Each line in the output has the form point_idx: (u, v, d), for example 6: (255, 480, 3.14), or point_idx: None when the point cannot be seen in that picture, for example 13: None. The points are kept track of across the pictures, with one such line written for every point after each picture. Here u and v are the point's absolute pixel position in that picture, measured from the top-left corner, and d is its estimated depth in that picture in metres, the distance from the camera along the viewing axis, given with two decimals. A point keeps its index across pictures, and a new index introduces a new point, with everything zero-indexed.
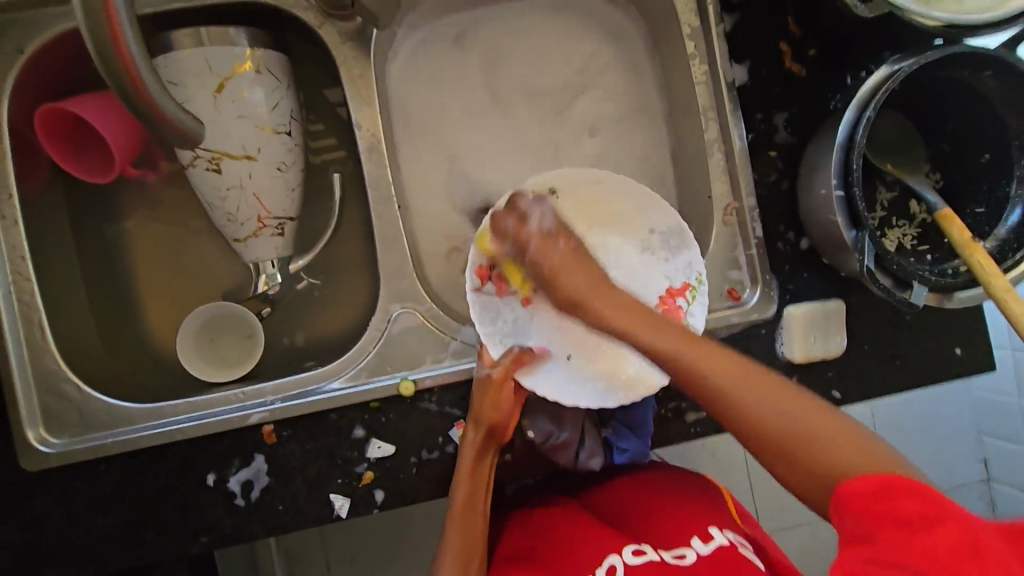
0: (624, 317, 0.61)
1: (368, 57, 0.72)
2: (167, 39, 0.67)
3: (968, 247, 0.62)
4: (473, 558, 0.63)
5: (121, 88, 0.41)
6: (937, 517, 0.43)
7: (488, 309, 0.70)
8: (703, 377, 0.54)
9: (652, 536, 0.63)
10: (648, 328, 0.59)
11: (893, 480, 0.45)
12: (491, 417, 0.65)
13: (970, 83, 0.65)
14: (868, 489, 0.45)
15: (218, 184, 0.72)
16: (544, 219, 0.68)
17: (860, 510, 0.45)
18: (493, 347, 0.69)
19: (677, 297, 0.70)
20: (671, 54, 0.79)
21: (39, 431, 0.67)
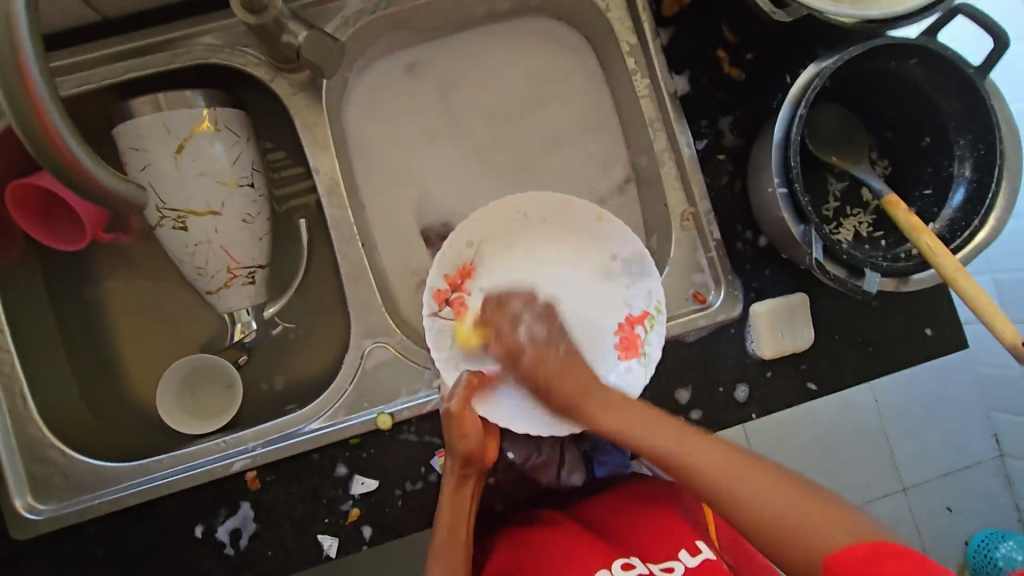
0: (619, 419, 0.61)
1: (320, 104, 0.75)
2: (126, 108, 0.70)
3: (915, 229, 0.64)
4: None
5: (41, 147, 0.43)
6: (907, 566, 0.45)
7: (444, 333, 0.72)
8: (645, 444, 0.59)
9: (638, 548, 0.63)
10: (613, 411, 0.62)
11: (882, 548, 0.48)
12: (464, 449, 0.65)
13: (898, 72, 0.67)
14: (858, 556, 0.48)
15: (186, 241, 0.75)
16: (534, 327, 0.68)
17: (854, 575, 0.48)
18: (447, 374, 0.71)
19: (636, 325, 0.72)
20: (615, 71, 0.81)
21: (27, 498, 0.68)
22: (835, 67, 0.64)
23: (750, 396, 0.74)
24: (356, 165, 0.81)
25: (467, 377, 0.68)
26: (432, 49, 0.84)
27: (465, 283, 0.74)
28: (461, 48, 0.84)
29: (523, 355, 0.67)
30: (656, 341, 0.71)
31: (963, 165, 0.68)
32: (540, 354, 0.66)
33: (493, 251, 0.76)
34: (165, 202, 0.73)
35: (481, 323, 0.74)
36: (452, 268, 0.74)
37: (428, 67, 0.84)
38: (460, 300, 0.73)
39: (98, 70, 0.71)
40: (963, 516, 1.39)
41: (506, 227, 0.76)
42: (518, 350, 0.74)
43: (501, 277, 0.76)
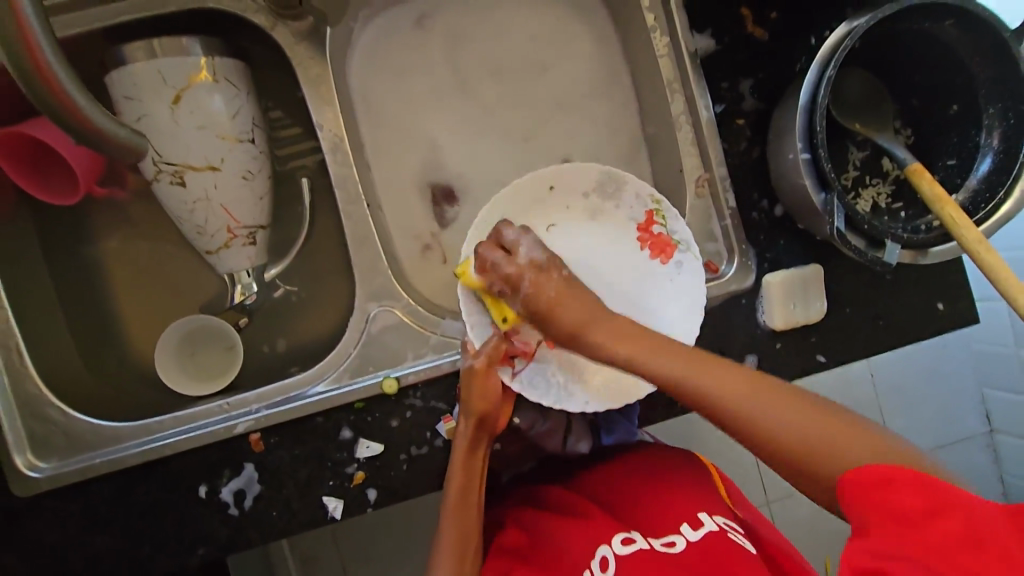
0: (626, 345, 0.57)
1: (324, 55, 0.71)
2: (120, 53, 0.67)
3: (939, 200, 0.62)
4: (470, 544, 0.63)
5: (30, 81, 0.41)
6: (939, 507, 0.43)
7: (535, 382, 0.67)
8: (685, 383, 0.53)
9: (642, 521, 0.63)
10: (656, 354, 0.55)
11: (898, 473, 0.45)
12: (480, 407, 0.64)
13: (930, 33, 0.64)
14: (874, 480, 0.45)
15: (184, 197, 0.72)
16: (533, 250, 0.62)
17: (863, 501, 0.45)
18: (574, 405, 0.67)
19: (652, 226, 0.71)
20: (632, 27, 0.78)
21: (27, 456, 0.67)
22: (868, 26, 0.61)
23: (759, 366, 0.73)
24: (362, 121, 0.78)
25: (496, 340, 0.65)
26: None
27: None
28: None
29: (546, 305, 0.60)
30: (681, 225, 0.70)
31: (991, 135, 0.66)
32: (539, 280, 0.61)
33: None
34: (163, 155, 0.70)
35: (550, 343, 0.70)
36: (486, 321, 0.68)
37: (437, 19, 0.80)
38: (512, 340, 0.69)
39: (87, 13, 0.67)
40: None
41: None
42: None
43: None
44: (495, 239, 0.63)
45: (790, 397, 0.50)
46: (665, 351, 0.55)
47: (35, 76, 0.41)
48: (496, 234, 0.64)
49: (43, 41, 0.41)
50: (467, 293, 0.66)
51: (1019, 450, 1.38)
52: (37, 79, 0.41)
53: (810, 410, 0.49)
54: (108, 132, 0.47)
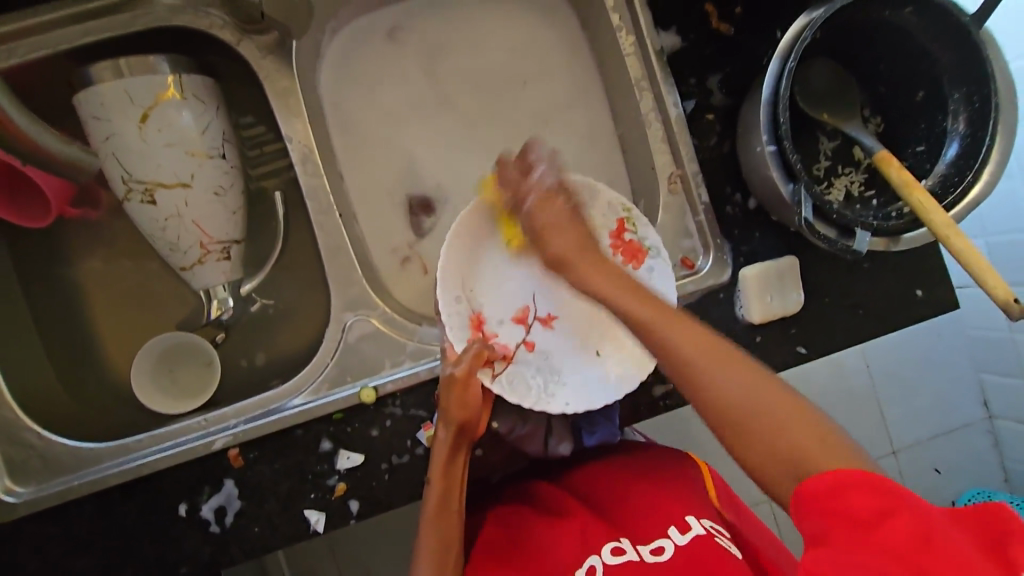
0: (642, 310, 0.58)
1: (290, 67, 0.71)
2: (85, 73, 0.67)
3: (907, 186, 0.62)
4: (451, 551, 0.62)
5: None
6: (890, 510, 0.42)
7: (514, 382, 0.66)
8: (673, 351, 0.54)
9: (631, 529, 0.61)
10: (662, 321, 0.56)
11: (846, 475, 0.43)
12: (460, 416, 0.63)
13: (891, 22, 0.65)
14: (824, 486, 0.44)
15: (155, 215, 0.72)
16: (547, 175, 0.67)
17: (817, 508, 0.44)
18: (553, 406, 0.65)
19: (623, 234, 0.70)
20: (598, 27, 0.78)
21: (5, 482, 0.67)
22: (826, 17, 0.61)
23: None
24: (333, 131, 0.78)
25: (474, 347, 0.65)
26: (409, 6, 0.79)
27: (484, 331, 0.69)
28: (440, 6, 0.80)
29: (557, 259, 0.65)
30: (650, 232, 0.70)
31: (957, 119, 0.66)
32: (543, 204, 0.66)
33: (477, 290, 0.71)
34: (132, 174, 0.70)
35: (526, 348, 0.71)
36: (465, 323, 0.68)
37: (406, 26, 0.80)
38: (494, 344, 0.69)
39: (50, 36, 0.67)
40: (951, 476, 1.40)
41: (473, 250, 0.71)
42: (564, 332, 0.72)
43: (501, 303, 0.72)
44: (521, 155, 0.69)
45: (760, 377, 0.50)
46: (670, 322, 0.56)
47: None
48: (522, 150, 0.69)
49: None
50: (445, 297, 0.66)
51: (1018, 435, 1.38)
52: None
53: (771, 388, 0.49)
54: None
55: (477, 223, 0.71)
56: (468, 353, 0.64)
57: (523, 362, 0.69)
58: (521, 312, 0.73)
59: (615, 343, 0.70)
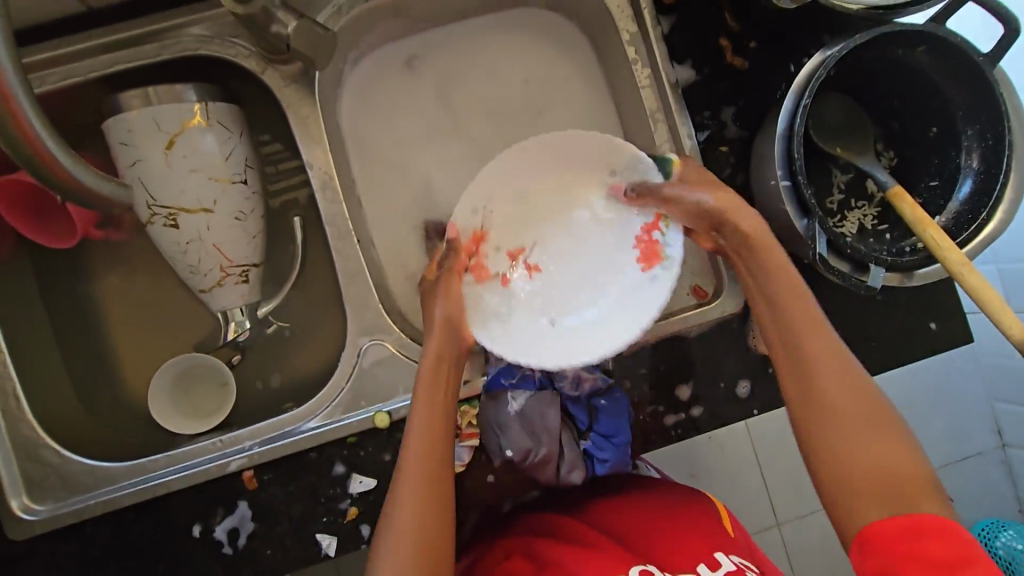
0: (809, 338, 0.56)
1: (313, 97, 0.73)
2: (116, 101, 0.69)
3: (921, 223, 0.62)
4: (420, 493, 0.56)
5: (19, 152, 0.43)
6: (967, 559, 0.45)
7: (470, 299, 0.71)
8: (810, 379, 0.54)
9: (657, 558, 0.60)
10: (807, 334, 0.56)
11: (926, 520, 0.47)
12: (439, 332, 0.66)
13: (904, 60, 0.66)
14: (901, 527, 0.47)
15: (178, 239, 0.73)
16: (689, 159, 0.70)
17: (886, 547, 0.47)
18: (480, 334, 0.68)
19: (652, 230, 0.71)
20: (614, 59, 0.79)
21: (23, 499, 0.68)
22: (843, 53, 0.62)
23: (753, 391, 0.73)
24: (352, 157, 0.79)
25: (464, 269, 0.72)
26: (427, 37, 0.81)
27: (477, 246, 0.72)
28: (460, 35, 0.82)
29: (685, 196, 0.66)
30: (676, 243, 0.69)
31: (971, 156, 0.66)
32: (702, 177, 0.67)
33: (501, 212, 0.73)
34: (157, 199, 0.71)
35: (500, 282, 0.73)
36: (462, 232, 0.72)
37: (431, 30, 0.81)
38: (479, 262, 0.72)
39: (81, 64, 0.69)
40: (962, 504, 1.36)
41: (511, 177, 0.73)
42: (552, 295, 0.73)
43: (513, 228, 0.74)
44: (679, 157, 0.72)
45: (874, 413, 0.52)
46: (818, 343, 0.55)
47: (31, 154, 0.43)
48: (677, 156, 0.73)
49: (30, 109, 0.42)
50: (461, 204, 0.71)
51: None
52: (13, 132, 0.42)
53: (882, 429, 0.51)
54: (90, 186, 0.48)
55: (515, 162, 0.72)
56: (452, 257, 0.70)
57: (489, 301, 0.72)
58: (516, 251, 0.74)
59: (571, 325, 0.71)
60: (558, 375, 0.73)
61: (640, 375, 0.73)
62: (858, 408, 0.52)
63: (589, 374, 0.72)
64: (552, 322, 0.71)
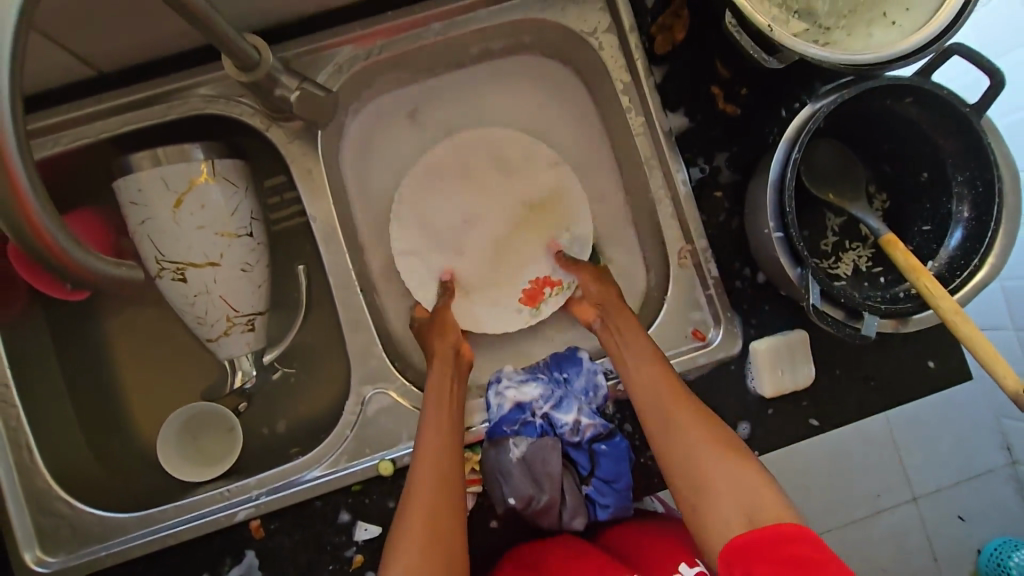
0: (654, 385, 0.66)
1: (316, 152, 0.75)
2: (126, 162, 0.71)
3: (913, 271, 0.63)
4: (440, 477, 0.62)
5: (14, 225, 0.38)
6: (822, 560, 0.48)
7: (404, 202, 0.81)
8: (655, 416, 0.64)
9: None
10: (651, 380, 0.66)
11: (775, 530, 0.51)
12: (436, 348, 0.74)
13: (893, 109, 0.67)
14: (752, 537, 0.51)
15: (186, 291, 0.75)
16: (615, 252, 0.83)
17: (742, 555, 0.51)
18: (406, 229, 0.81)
19: (545, 288, 0.82)
20: (608, 106, 0.81)
21: (36, 551, 0.70)
22: (832, 107, 0.63)
23: (752, 433, 0.74)
24: (354, 206, 0.81)
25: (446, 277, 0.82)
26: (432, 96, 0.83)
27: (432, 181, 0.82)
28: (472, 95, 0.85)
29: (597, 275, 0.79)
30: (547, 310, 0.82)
31: (962, 203, 0.67)
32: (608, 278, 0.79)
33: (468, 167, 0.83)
34: (166, 254, 0.74)
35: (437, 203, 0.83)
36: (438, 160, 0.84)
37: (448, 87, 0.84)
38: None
39: (94, 126, 0.72)
40: (976, 525, 1.16)
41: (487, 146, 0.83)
42: (477, 270, 0.83)
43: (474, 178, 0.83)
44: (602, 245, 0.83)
45: (718, 439, 0.60)
46: (657, 387, 0.65)
47: (32, 238, 0.38)
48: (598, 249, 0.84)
49: (32, 188, 0.38)
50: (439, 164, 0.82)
51: None
52: (10, 202, 0.37)
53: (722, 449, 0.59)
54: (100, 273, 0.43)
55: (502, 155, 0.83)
56: (441, 294, 0.80)
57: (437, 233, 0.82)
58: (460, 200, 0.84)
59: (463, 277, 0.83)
60: (560, 422, 0.72)
61: (641, 419, 0.75)
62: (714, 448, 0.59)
63: (589, 420, 0.72)
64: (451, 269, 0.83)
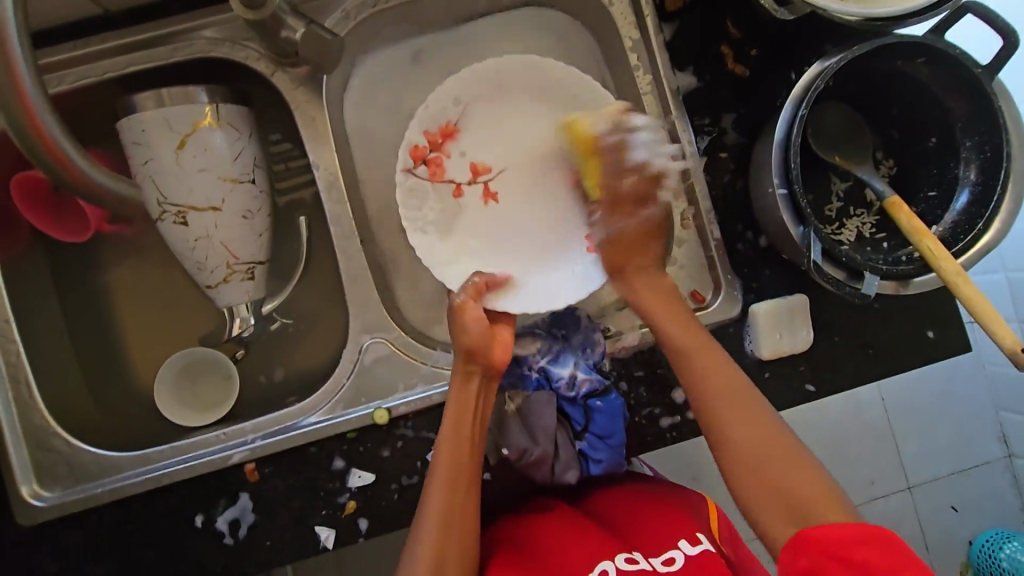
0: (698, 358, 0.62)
1: (320, 98, 0.75)
2: (130, 102, 0.71)
3: (916, 232, 0.63)
4: (458, 491, 0.61)
5: (18, 128, 0.44)
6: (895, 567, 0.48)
7: (415, 190, 0.78)
8: (708, 400, 0.60)
9: (641, 543, 0.62)
10: (700, 356, 0.62)
11: (859, 530, 0.50)
12: (468, 341, 0.65)
13: (903, 70, 0.66)
14: (836, 536, 0.50)
15: (187, 236, 0.75)
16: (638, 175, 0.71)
17: (820, 548, 0.50)
18: (421, 170, 0.78)
19: None
20: (617, 64, 0.80)
21: (33, 486, 0.70)
22: (840, 65, 0.63)
23: None
24: (357, 158, 0.81)
25: (474, 279, 0.72)
26: (451, 103, 0.78)
27: (445, 144, 0.79)
28: (488, 80, 0.79)
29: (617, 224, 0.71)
30: None
31: (969, 167, 0.66)
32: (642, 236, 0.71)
33: (489, 138, 0.81)
34: (166, 196, 0.73)
35: (454, 189, 0.80)
36: (433, 124, 0.78)
37: (456, 82, 0.78)
38: (437, 159, 0.79)
39: (99, 65, 0.71)
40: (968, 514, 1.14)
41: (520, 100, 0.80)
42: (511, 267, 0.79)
43: (490, 147, 0.81)
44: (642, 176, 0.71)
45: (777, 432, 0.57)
46: (717, 374, 0.61)
47: (31, 136, 0.44)
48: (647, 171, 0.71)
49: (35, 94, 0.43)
50: (456, 143, 0.80)
51: None
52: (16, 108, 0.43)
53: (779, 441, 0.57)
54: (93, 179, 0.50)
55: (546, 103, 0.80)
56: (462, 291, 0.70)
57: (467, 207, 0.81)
58: (480, 168, 0.81)
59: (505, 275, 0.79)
60: (556, 376, 0.73)
61: (637, 378, 0.74)
62: (779, 455, 0.56)
63: (585, 374, 0.72)
64: (472, 242, 0.80)
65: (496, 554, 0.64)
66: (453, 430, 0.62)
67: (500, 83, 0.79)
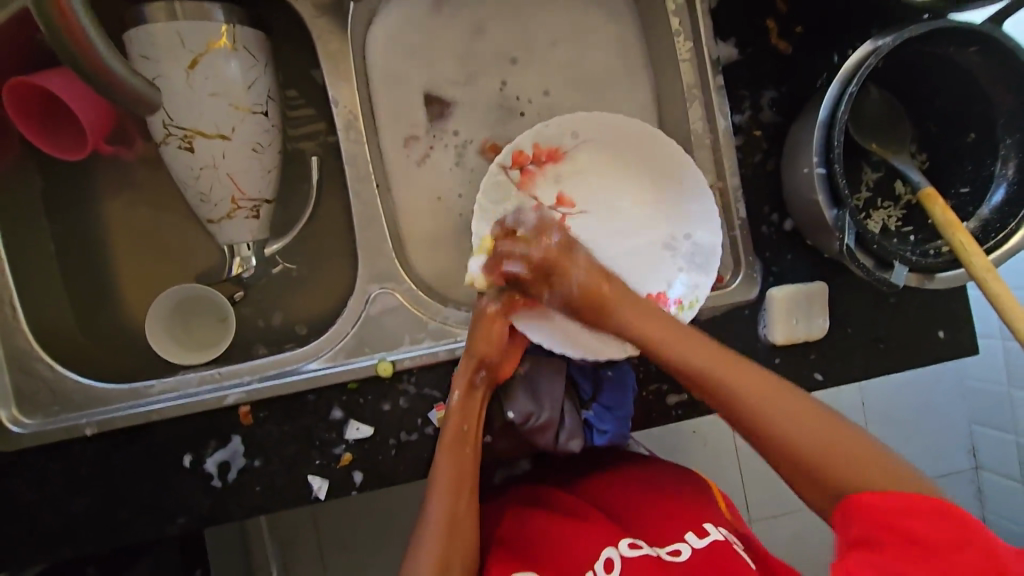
0: (705, 359, 0.57)
1: (344, 31, 0.71)
2: (141, 13, 0.67)
3: (950, 226, 0.62)
4: (462, 492, 0.61)
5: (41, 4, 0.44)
6: (960, 542, 0.45)
7: (497, 185, 0.72)
8: (740, 405, 0.55)
9: (647, 529, 0.62)
10: (722, 365, 0.57)
11: (918, 503, 0.47)
12: (483, 350, 0.65)
13: (954, 58, 0.64)
14: (890, 506, 0.47)
15: (192, 163, 0.71)
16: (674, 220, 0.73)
17: (871, 517, 0.48)
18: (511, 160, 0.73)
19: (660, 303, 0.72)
20: (656, 29, 0.77)
21: (11, 411, 0.66)
22: (894, 45, 0.61)
23: None
24: (376, 101, 0.77)
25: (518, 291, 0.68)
26: (569, 133, 0.73)
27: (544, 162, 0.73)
28: (620, 131, 0.73)
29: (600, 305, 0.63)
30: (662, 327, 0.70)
31: (1006, 165, 0.66)
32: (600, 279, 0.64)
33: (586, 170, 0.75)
34: (174, 118, 0.69)
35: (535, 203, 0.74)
36: (545, 141, 0.73)
37: (586, 115, 0.72)
38: (532, 173, 0.73)
39: None
40: None
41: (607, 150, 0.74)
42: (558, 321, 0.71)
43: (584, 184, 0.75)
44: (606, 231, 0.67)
45: (821, 419, 0.52)
46: (742, 373, 0.56)
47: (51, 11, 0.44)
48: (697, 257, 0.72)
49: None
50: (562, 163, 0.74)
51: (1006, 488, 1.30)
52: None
53: (827, 428, 0.52)
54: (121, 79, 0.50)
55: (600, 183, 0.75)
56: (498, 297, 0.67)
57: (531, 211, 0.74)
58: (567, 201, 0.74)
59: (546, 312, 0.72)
60: None
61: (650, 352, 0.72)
62: (822, 441, 0.51)
63: None
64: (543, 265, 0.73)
65: (502, 532, 0.64)
66: (454, 444, 0.63)
67: (634, 145, 0.73)
